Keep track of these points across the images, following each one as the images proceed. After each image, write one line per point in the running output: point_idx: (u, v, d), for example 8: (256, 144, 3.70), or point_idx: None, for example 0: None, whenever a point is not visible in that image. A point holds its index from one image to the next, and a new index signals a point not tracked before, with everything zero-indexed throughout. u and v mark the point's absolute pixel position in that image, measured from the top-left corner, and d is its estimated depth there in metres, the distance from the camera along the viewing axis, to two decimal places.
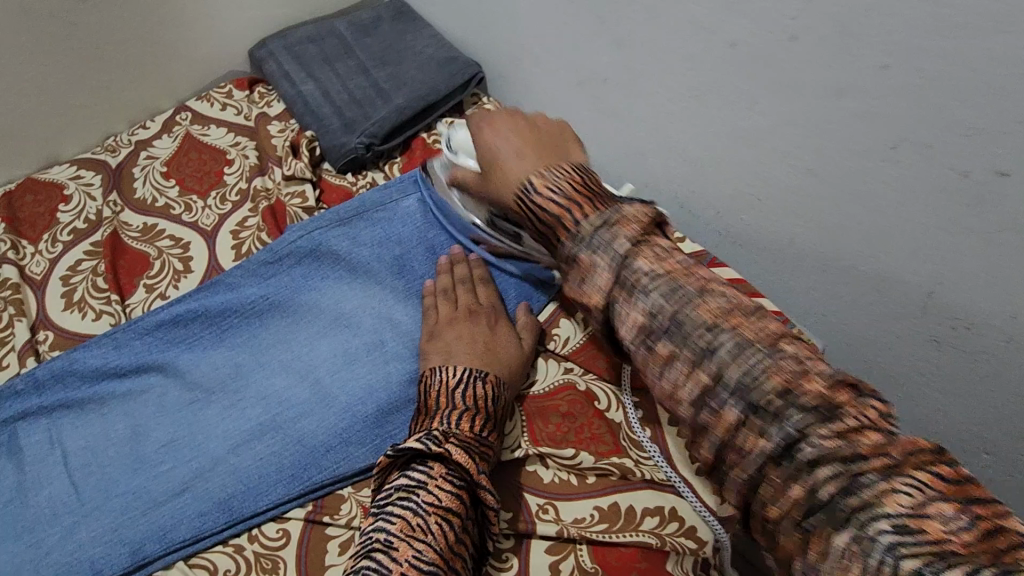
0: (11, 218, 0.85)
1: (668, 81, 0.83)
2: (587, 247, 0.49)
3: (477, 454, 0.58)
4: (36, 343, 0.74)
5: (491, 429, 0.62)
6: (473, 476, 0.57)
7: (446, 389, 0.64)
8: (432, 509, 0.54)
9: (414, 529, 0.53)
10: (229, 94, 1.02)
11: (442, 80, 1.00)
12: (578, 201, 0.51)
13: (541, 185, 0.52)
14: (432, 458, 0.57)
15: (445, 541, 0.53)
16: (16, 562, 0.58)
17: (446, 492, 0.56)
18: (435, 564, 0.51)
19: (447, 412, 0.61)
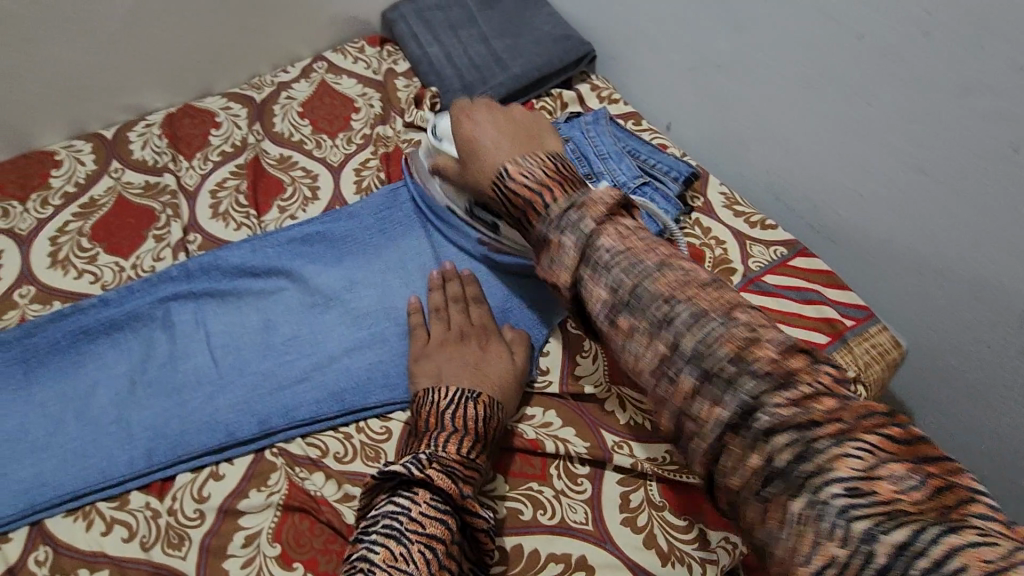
0: (173, 135, 0.96)
1: (784, 72, 0.85)
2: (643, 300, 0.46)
3: (461, 478, 0.58)
4: (186, 242, 0.84)
5: (481, 451, 0.62)
6: (460, 500, 0.56)
7: (437, 410, 0.64)
8: (415, 536, 0.53)
9: (397, 558, 0.51)
10: (362, 50, 1.11)
11: (557, 55, 1.06)
12: (550, 184, 0.53)
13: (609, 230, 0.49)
14: (417, 483, 0.56)
15: (428, 569, 0.51)
16: (168, 413, 0.68)
17: (431, 517, 0.54)
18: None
19: (436, 435, 0.61)
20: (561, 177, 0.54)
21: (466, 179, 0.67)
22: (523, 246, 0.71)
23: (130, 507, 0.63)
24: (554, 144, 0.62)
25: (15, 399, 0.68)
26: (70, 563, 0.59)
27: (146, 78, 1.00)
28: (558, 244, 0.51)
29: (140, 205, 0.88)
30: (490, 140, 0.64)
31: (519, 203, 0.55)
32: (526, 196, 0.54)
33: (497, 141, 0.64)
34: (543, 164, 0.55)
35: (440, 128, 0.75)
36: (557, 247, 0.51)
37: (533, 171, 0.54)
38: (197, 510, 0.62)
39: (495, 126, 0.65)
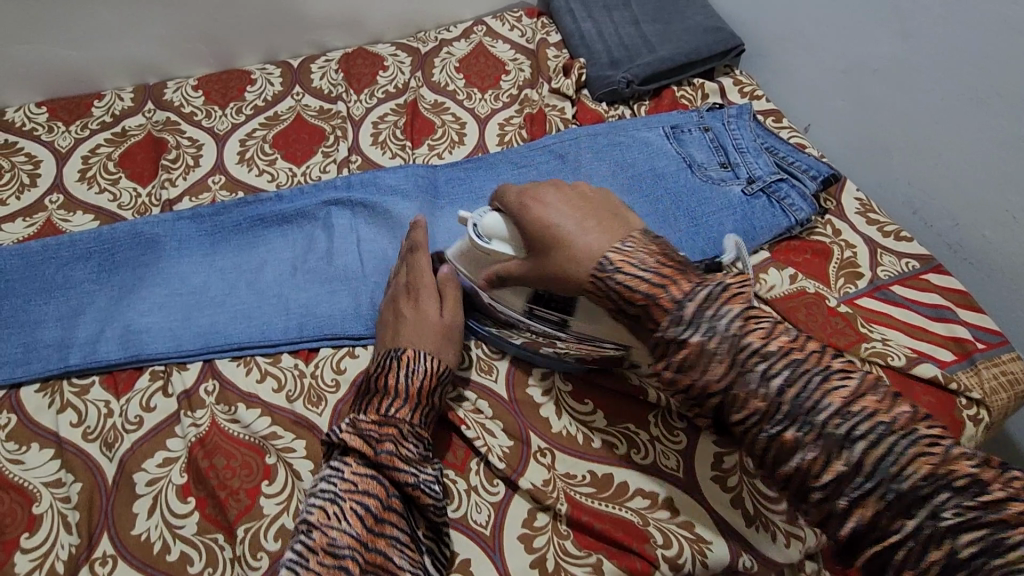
0: (346, 71, 1.08)
1: (950, 87, 0.83)
2: (694, 330, 0.49)
3: (377, 437, 0.59)
4: (348, 161, 0.95)
5: (409, 403, 0.62)
6: (375, 457, 0.58)
7: (369, 374, 0.66)
8: (347, 495, 0.56)
9: (329, 518, 0.54)
10: (520, 19, 1.19)
11: (707, 44, 1.08)
12: (668, 275, 0.51)
13: (621, 262, 0.53)
14: (345, 448, 0.59)
15: (360, 525, 0.54)
16: (318, 296, 0.78)
17: (363, 476, 0.57)
18: (351, 547, 0.53)
19: (365, 397, 0.63)
20: (675, 264, 0.52)
21: (536, 261, 0.60)
22: (531, 306, 0.66)
23: (281, 366, 0.73)
24: (569, 198, 0.61)
25: (203, 261, 0.81)
26: (233, 397, 0.69)
27: (332, 19, 1.13)
28: (700, 347, 0.48)
29: (313, 125, 1.00)
30: (573, 228, 0.57)
31: (638, 298, 0.52)
32: (646, 291, 0.51)
33: (553, 212, 0.60)
34: (650, 251, 0.53)
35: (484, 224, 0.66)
36: (697, 351, 0.48)
37: (646, 265, 0.52)
38: (335, 379, 0.71)
39: (565, 203, 0.61)
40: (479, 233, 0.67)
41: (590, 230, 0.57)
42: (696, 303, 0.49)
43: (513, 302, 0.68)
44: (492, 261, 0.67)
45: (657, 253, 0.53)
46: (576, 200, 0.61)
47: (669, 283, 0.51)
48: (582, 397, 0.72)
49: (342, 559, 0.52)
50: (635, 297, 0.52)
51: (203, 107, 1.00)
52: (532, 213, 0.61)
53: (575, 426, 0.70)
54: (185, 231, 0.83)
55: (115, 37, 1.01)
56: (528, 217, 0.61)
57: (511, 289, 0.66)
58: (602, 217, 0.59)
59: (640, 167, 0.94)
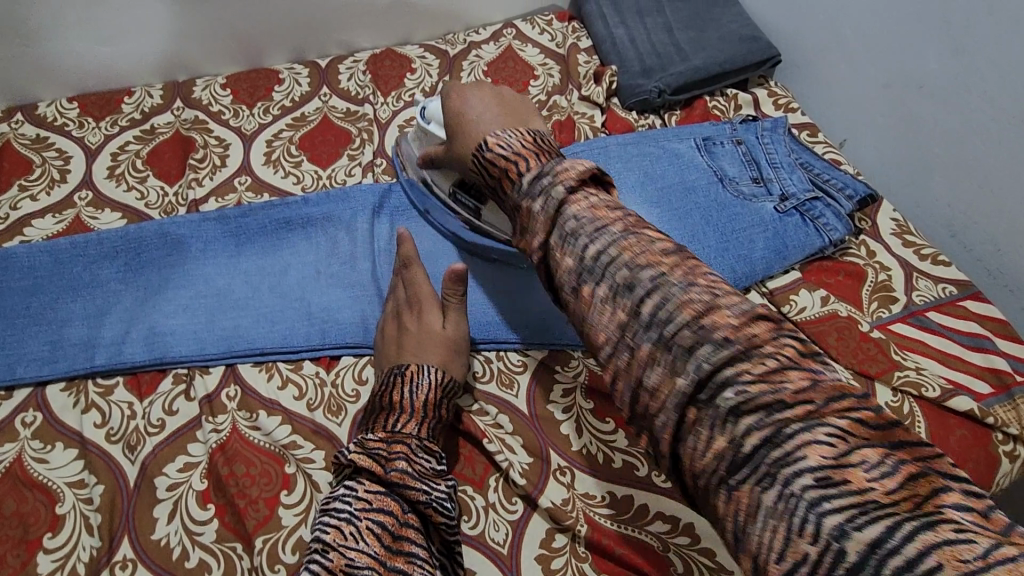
0: (374, 73, 1.07)
1: (999, 107, 0.80)
2: (528, 195, 0.52)
3: (385, 454, 0.58)
4: (374, 165, 0.94)
5: (414, 419, 0.62)
6: (386, 475, 0.56)
7: (374, 395, 0.65)
8: (361, 514, 0.54)
9: (345, 537, 0.52)
10: (550, 22, 1.17)
11: (742, 54, 1.06)
12: (525, 155, 0.55)
13: (494, 143, 0.57)
14: (357, 469, 0.58)
15: (380, 543, 0.53)
16: (341, 303, 0.77)
17: (375, 494, 0.56)
18: (370, 567, 0.51)
19: (371, 417, 0.63)
20: (537, 150, 0.55)
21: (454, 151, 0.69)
22: (456, 189, 0.77)
23: (303, 373, 0.72)
24: (501, 99, 0.68)
25: (229, 263, 0.81)
26: (254, 403, 0.69)
27: (361, 20, 1.12)
28: (530, 211, 0.51)
29: (340, 127, 0.99)
30: (479, 111, 0.66)
31: (497, 173, 0.56)
32: (503, 165, 0.55)
33: (479, 107, 0.67)
34: (521, 138, 0.57)
35: (428, 110, 0.77)
36: (528, 214, 0.51)
37: (509, 144, 0.56)
38: (355, 389, 0.71)
39: (485, 101, 0.68)
40: (425, 118, 0.78)
41: (492, 113, 0.66)
42: (529, 176, 0.53)
43: (444, 185, 0.78)
44: (430, 142, 0.78)
45: (527, 138, 0.56)
46: (495, 99, 0.68)
47: (522, 159, 0.54)
48: (604, 415, 0.71)
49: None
50: (495, 170, 0.56)
51: (231, 106, 1.00)
52: (455, 104, 0.69)
53: (596, 446, 0.69)
54: (212, 232, 0.83)
55: (148, 33, 1.02)
56: (448, 109, 0.69)
57: (441, 172, 0.77)
58: (496, 103, 0.67)
59: (671, 179, 0.92)
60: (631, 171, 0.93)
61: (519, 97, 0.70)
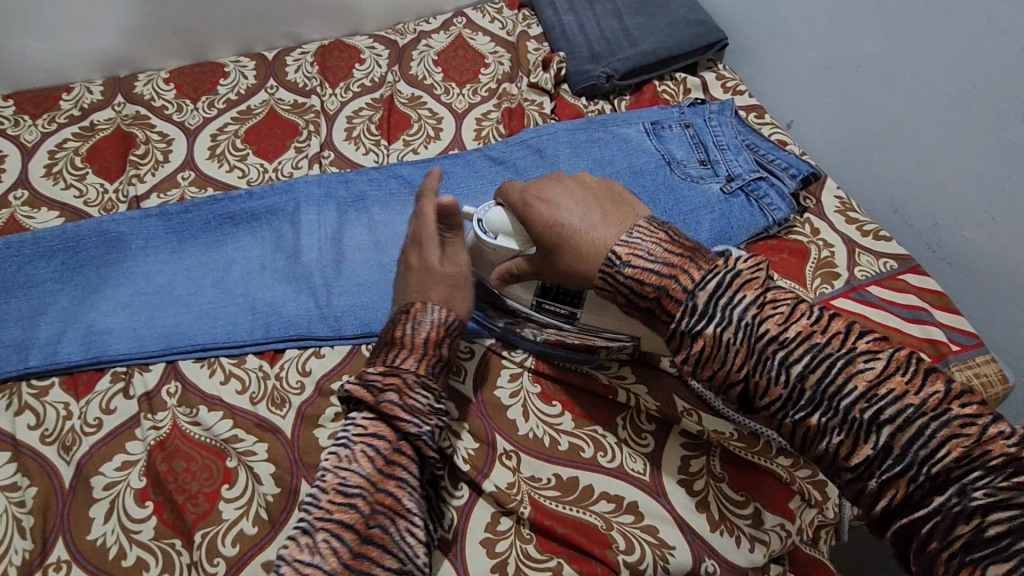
0: (322, 65, 1.06)
1: (936, 80, 0.81)
2: (711, 322, 0.51)
3: (382, 386, 0.58)
4: (321, 157, 0.93)
5: (417, 358, 0.61)
6: (379, 406, 0.57)
7: (379, 329, 0.66)
8: (358, 439, 0.57)
9: (343, 460, 0.56)
10: (500, 11, 1.17)
11: (689, 38, 1.06)
12: (677, 265, 0.53)
13: (628, 256, 0.56)
14: (354, 400, 0.59)
15: (371, 466, 0.55)
16: (285, 295, 0.77)
17: (371, 421, 0.58)
18: (362, 486, 0.54)
19: (372, 352, 0.63)
20: (686, 253, 0.54)
21: (551, 259, 0.63)
22: (540, 298, 0.68)
23: (246, 367, 0.72)
24: (601, 197, 0.63)
25: (170, 260, 0.80)
26: (194, 399, 0.68)
27: (308, 10, 1.10)
28: (715, 338, 0.51)
29: (287, 120, 0.98)
30: (581, 217, 0.60)
31: (648, 290, 0.54)
32: (658, 283, 0.53)
33: (568, 209, 0.61)
34: (654, 240, 0.56)
35: (489, 218, 0.67)
36: (713, 342, 0.51)
37: (655, 254, 0.55)
38: (299, 381, 0.71)
39: (580, 192, 0.63)
40: (483, 228, 0.68)
41: (599, 221, 0.60)
42: (707, 292, 0.51)
43: (518, 293, 0.70)
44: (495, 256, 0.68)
45: (664, 241, 0.56)
46: (579, 190, 0.63)
47: (679, 273, 0.53)
48: (551, 399, 0.71)
49: (353, 498, 0.54)
50: (646, 292, 0.54)
51: (175, 101, 0.99)
52: (546, 207, 0.62)
53: (542, 429, 0.69)
54: (153, 228, 0.82)
55: (85, 27, 0.99)
56: (533, 214, 0.63)
57: (520, 284, 0.68)
58: (599, 200, 0.62)
59: (620, 164, 0.93)
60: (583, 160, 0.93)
61: (619, 194, 0.64)
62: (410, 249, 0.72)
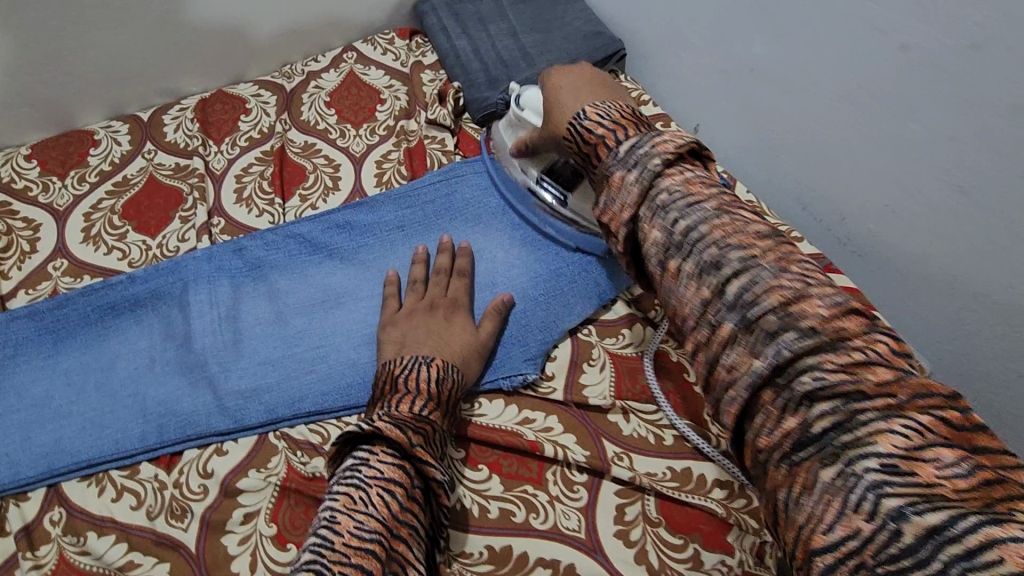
0: (204, 120, 0.99)
1: (824, 78, 0.81)
2: (620, 164, 0.52)
3: (412, 429, 0.58)
4: (210, 225, 0.87)
5: (435, 409, 0.62)
6: (410, 448, 0.56)
7: (391, 378, 0.65)
8: (373, 481, 0.54)
9: (356, 502, 0.52)
10: (392, 41, 1.12)
11: (587, 52, 1.04)
12: (623, 125, 0.56)
13: (592, 112, 0.58)
14: (374, 436, 0.57)
15: (389, 511, 0.52)
16: (179, 392, 0.71)
17: (387, 464, 0.55)
18: (378, 532, 0.50)
19: (389, 399, 0.62)
20: (635, 122, 0.56)
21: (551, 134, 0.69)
22: (550, 165, 0.79)
23: (140, 478, 0.66)
24: (603, 83, 0.67)
25: (46, 366, 0.73)
26: (81, 525, 0.63)
27: (182, 62, 1.03)
28: (621, 180, 0.52)
29: (170, 187, 0.91)
30: (574, 98, 0.65)
31: (592, 142, 0.57)
32: (601, 134, 0.55)
33: (578, 88, 0.66)
34: (619, 111, 0.57)
35: (523, 96, 0.79)
36: (618, 182, 0.52)
37: (609, 113, 0.56)
38: (201, 485, 0.65)
39: (571, 83, 0.67)
40: (518, 106, 0.81)
41: (590, 105, 0.63)
42: (629, 143, 0.53)
43: (534, 167, 0.80)
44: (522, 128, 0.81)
45: (626, 112, 0.57)
46: (591, 79, 0.67)
47: (619, 129, 0.55)
48: (477, 462, 0.68)
49: (369, 542, 0.49)
50: (589, 139, 0.57)
51: (40, 179, 0.90)
52: (550, 88, 0.69)
53: (469, 497, 0.66)
54: (21, 332, 0.75)
55: None
56: (546, 92, 0.70)
57: (538, 157, 0.79)
58: (591, 86, 0.66)
59: None
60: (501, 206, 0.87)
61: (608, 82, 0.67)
62: (446, 293, 0.76)
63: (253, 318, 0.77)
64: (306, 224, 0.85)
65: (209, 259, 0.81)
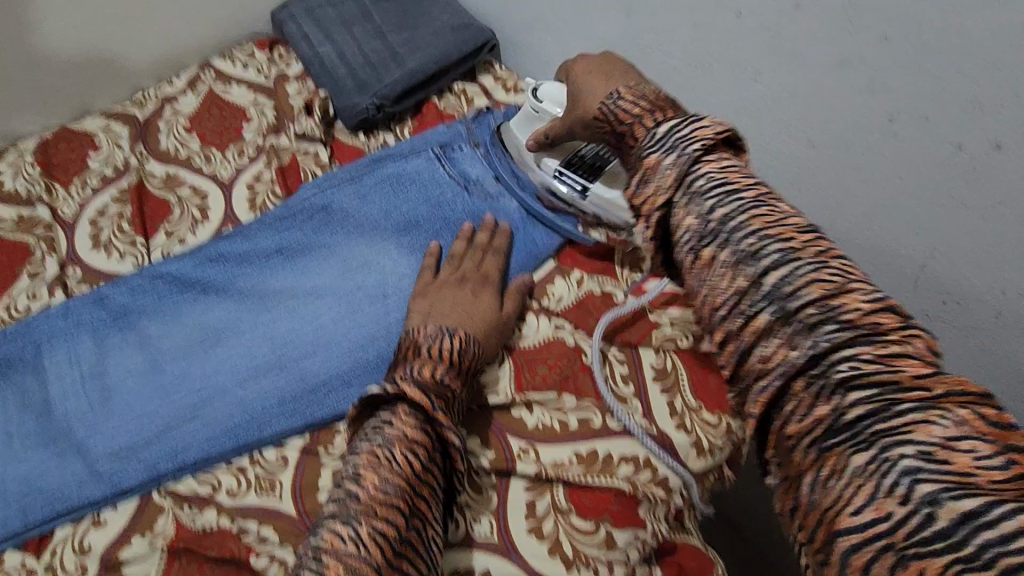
0: (46, 162, 0.90)
1: (676, 49, 0.83)
2: (659, 147, 0.50)
3: (436, 394, 0.56)
4: (64, 277, 0.80)
5: (457, 378, 0.60)
6: (433, 412, 0.53)
7: (413, 344, 0.62)
8: (397, 440, 0.50)
9: (379, 459, 0.48)
10: (251, 54, 1.06)
11: (456, 45, 1.02)
12: (655, 108, 0.54)
13: (697, 128, 0.49)
14: (396, 399, 0.54)
15: (414, 468, 0.49)
16: (45, 465, 0.65)
17: (411, 425, 0.52)
18: (404, 487, 0.47)
19: (413, 361, 0.60)
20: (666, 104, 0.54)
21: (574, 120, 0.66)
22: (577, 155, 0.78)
23: (4, 569, 0.60)
24: (604, 67, 0.63)
25: None
26: None
27: (11, 102, 0.93)
28: (656, 164, 0.49)
29: (13, 241, 0.82)
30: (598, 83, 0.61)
31: (625, 121, 0.55)
32: (634, 115, 0.54)
33: (592, 73, 0.63)
34: (635, 91, 0.56)
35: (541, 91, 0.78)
36: (653, 166, 0.49)
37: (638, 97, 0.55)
38: (78, 563, 0.60)
39: (593, 72, 0.63)
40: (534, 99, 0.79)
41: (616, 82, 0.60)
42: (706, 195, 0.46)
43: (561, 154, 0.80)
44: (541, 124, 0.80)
45: (661, 100, 0.55)
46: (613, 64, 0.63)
47: (639, 121, 0.54)
48: None
49: (394, 496, 0.46)
50: (624, 119, 0.55)
51: None
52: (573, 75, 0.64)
53: None
54: None
55: None
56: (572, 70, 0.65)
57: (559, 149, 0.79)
58: (604, 66, 0.63)
59: (412, 209, 0.83)
60: (386, 216, 0.83)
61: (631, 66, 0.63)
62: (478, 269, 0.75)
63: (124, 370, 0.72)
64: (172, 259, 0.79)
65: (65, 314, 0.74)
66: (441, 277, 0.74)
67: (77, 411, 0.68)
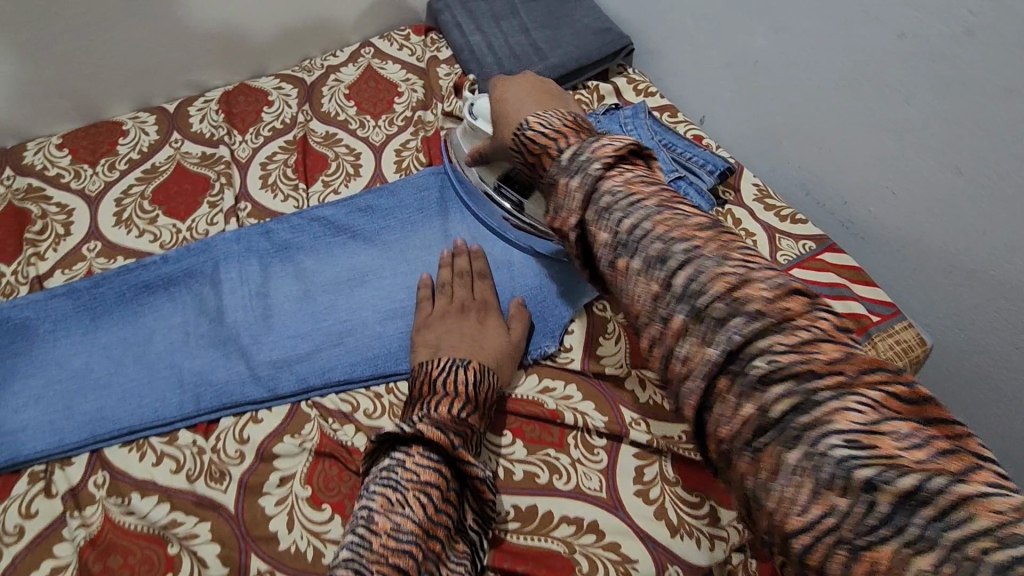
0: (229, 111, 1.03)
1: (821, 66, 0.83)
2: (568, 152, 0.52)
3: (453, 432, 0.60)
4: (237, 210, 0.90)
5: (473, 411, 0.64)
6: (453, 450, 0.59)
7: (429, 379, 0.67)
8: (410, 484, 0.56)
9: (393, 503, 0.55)
10: (408, 37, 1.17)
11: (596, 47, 1.08)
12: (566, 132, 0.54)
13: (535, 122, 0.56)
14: (411, 439, 0.59)
15: (424, 513, 0.55)
16: (213, 363, 0.74)
17: (424, 467, 0.58)
18: (414, 532, 0.53)
19: (429, 400, 0.64)
20: (574, 128, 0.55)
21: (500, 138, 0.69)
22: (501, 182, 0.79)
23: (178, 444, 0.69)
24: (539, 86, 0.68)
25: (85, 337, 0.77)
26: (125, 487, 0.66)
27: (204, 58, 1.06)
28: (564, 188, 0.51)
29: (196, 173, 0.95)
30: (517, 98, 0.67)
31: (535, 151, 0.55)
32: (543, 142, 0.54)
33: (513, 93, 0.68)
34: (561, 118, 0.56)
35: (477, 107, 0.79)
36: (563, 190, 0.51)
37: (550, 122, 0.55)
38: (238, 450, 0.68)
39: (515, 86, 0.69)
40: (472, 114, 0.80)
41: (527, 100, 0.66)
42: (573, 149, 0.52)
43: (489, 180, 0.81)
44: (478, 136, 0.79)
45: (567, 119, 0.56)
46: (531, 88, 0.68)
47: (561, 136, 0.54)
48: (502, 429, 0.71)
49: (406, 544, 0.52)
50: (534, 148, 0.55)
51: (72, 167, 0.94)
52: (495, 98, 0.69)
53: (492, 461, 0.69)
54: (61, 308, 0.78)
55: None
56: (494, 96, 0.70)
57: (486, 166, 0.79)
58: (535, 91, 0.67)
59: None
60: None
61: (551, 87, 0.68)
62: (473, 295, 0.78)
63: (283, 295, 0.81)
64: (331, 205, 0.88)
65: (240, 239, 0.84)
66: (438, 307, 0.76)
67: (241, 323, 0.77)
